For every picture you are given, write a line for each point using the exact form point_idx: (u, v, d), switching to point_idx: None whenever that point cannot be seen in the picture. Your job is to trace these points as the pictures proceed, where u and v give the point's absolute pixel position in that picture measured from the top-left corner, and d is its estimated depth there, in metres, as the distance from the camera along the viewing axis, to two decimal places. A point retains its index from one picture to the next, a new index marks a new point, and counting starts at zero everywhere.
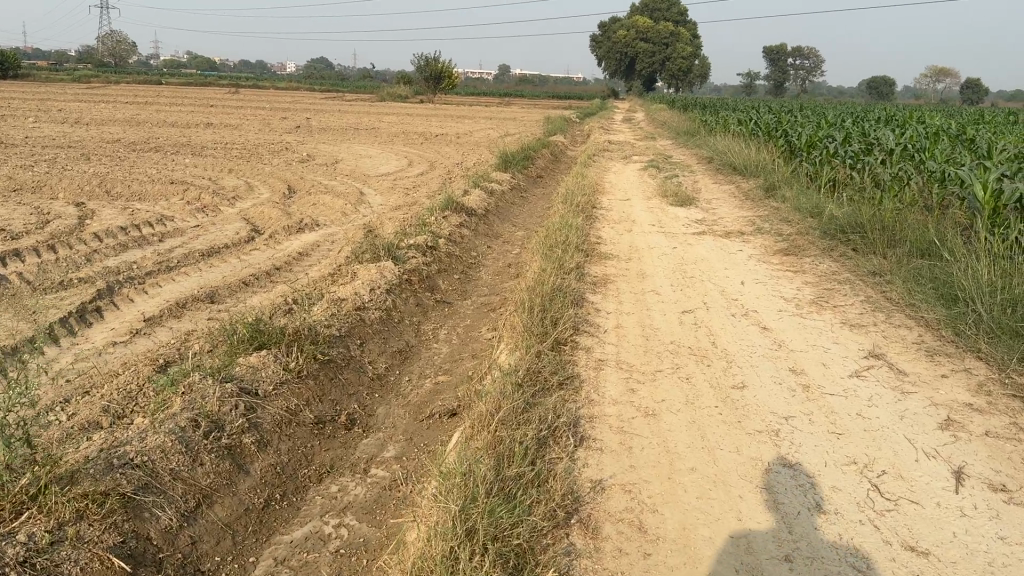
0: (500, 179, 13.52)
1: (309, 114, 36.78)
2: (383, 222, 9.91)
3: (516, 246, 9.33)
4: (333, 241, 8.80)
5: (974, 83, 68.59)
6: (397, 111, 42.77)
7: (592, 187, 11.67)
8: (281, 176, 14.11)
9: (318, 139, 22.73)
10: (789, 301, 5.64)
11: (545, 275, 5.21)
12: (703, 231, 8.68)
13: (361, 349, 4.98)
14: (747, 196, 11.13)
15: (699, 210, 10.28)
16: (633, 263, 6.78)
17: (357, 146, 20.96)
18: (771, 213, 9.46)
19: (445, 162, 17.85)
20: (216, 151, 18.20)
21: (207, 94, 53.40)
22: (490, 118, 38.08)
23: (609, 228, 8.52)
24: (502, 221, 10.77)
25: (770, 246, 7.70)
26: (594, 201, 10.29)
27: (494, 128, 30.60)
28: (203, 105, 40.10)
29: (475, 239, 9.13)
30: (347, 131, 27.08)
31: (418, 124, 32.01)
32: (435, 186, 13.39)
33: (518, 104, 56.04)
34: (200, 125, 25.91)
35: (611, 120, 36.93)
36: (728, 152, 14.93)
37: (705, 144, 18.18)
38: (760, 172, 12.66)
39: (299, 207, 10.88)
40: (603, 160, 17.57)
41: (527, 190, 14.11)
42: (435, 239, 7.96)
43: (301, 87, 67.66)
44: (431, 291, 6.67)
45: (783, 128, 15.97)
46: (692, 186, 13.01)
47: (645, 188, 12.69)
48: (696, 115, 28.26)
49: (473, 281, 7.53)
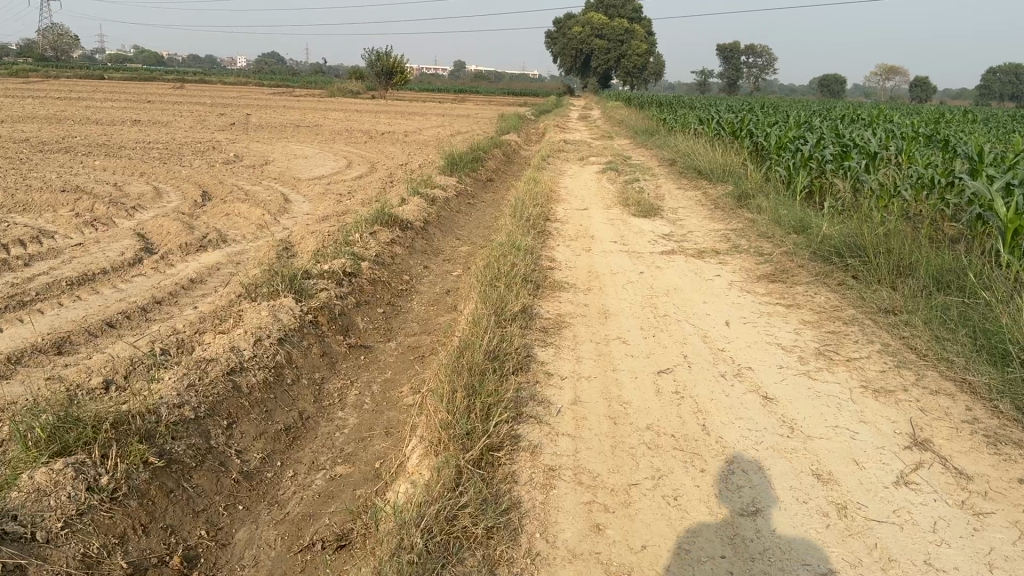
0: (444, 184, 12.24)
1: (251, 111, 34.96)
2: (303, 238, 8.55)
3: (457, 265, 8.07)
4: (238, 264, 7.43)
5: (922, 82, 69.30)
6: (346, 108, 41.14)
7: (545, 194, 10.47)
8: (200, 181, 12.64)
9: (252, 138, 21.17)
10: (789, 351, 4.48)
11: (480, 327, 3.96)
12: (673, 248, 7.53)
13: (225, 436, 3.68)
14: (716, 205, 10.04)
15: (666, 221, 9.14)
16: (595, 295, 5.58)
17: (295, 145, 19.47)
18: (747, 226, 8.37)
19: (387, 164, 16.47)
20: (135, 151, 16.57)
21: (145, 89, 51.04)
22: (441, 115, 36.68)
23: (564, 246, 7.31)
24: (443, 234, 9.51)
25: (753, 269, 6.56)
26: (547, 211, 9.10)
27: (445, 126, 29.29)
28: (140, 101, 37.95)
29: (409, 258, 7.85)
30: (288, 129, 25.50)
31: (365, 121, 30.53)
32: (372, 192, 12.07)
33: (472, 100, 54.73)
34: (127, 122, 24.11)
35: (566, 118, 35.85)
36: (692, 155, 13.87)
37: (666, 144, 17.13)
38: (729, 178, 11.62)
39: (210, 219, 9.47)
40: (558, 161, 16.41)
41: (476, 196, 12.87)
42: (357, 261, 6.66)
43: (248, 83, 65.33)
44: (344, 332, 5.39)
45: (749, 128, 14.96)
46: (656, 193, 11.90)
47: (604, 194, 11.54)
48: (654, 114, 27.31)
49: (402, 313, 6.25)
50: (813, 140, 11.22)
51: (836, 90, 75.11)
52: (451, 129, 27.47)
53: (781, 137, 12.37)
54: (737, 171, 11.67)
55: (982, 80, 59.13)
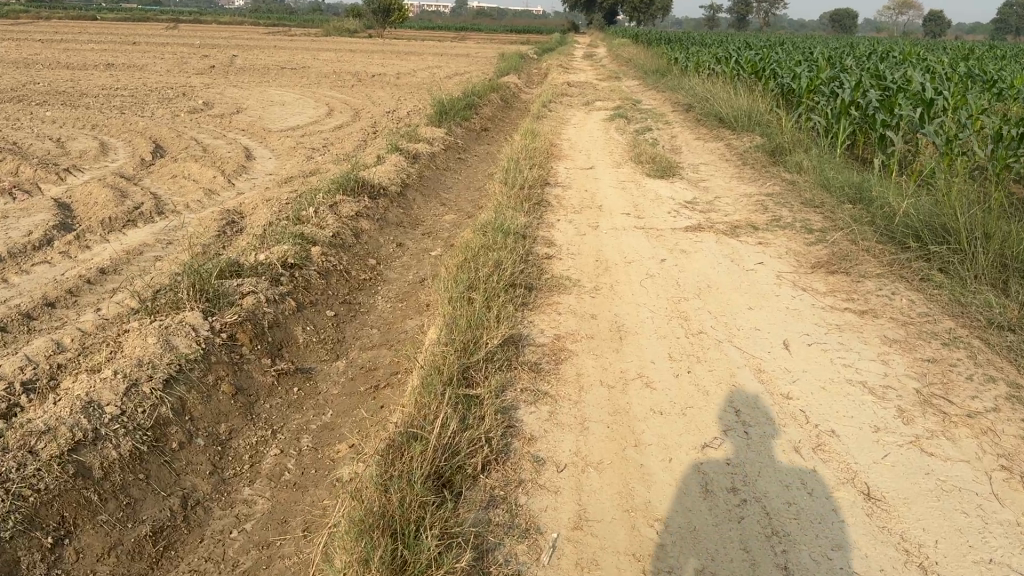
0: (431, 136, 10.81)
1: (239, 52, 33.06)
2: (256, 208, 7.21)
3: (440, 241, 6.72)
4: (168, 247, 6.08)
5: (940, 16, 66.49)
6: (339, 47, 39.15)
7: (546, 150, 9.05)
8: (158, 134, 11.19)
9: (230, 82, 19.60)
10: (879, 400, 3.17)
11: (435, 400, 2.67)
12: (699, 221, 6.17)
13: (45, 566, 2.44)
14: (744, 161, 8.64)
15: (687, 184, 7.76)
16: (605, 300, 4.27)
17: (275, 90, 17.90)
18: (784, 191, 7.00)
19: (373, 111, 14.96)
20: (96, 99, 15.03)
21: (131, 29, 48.85)
22: (439, 55, 34.79)
23: (566, 222, 5.96)
24: (426, 201, 8.16)
25: (804, 255, 5.21)
26: (547, 173, 7.71)
27: (441, 66, 27.56)
28: (124, 42, 36.04)
29: (379, 233, 6.53)
30: (272, 70, 23.82)
31: (356, 63, 28.71)
32: (350, 147, 10.65)
33: (471, 38, 52.47)
34: (99, 65, 22.44)
35: (571, 57, 34.02)
36: (710, 99, 12.39)
37: (679, 86, 15.58)
38: (755, 130, 10.20)
39: (151, 184, 8.07)
40: (560, 107, 14.90)
41: (468, 151, 11.44)
42: (307, 246, 5.33)
43: (242, 23, 62.79)
44: (275, 352, 4.09)
45: (773, 68, 13.38)
46: (672, 146, 10.48)
47: (613, 148, 10.13)
48: (664, 51, 25.51)
49: (361, 314, 4.95)
50: (852, 83, 9.75)
51: (850, 25, 72.42)
52: (447, 70, 25.79)
53: (812, 79, 10.88)
54: (764, 121, 10.25)
55: (1005, 15, 56.45)
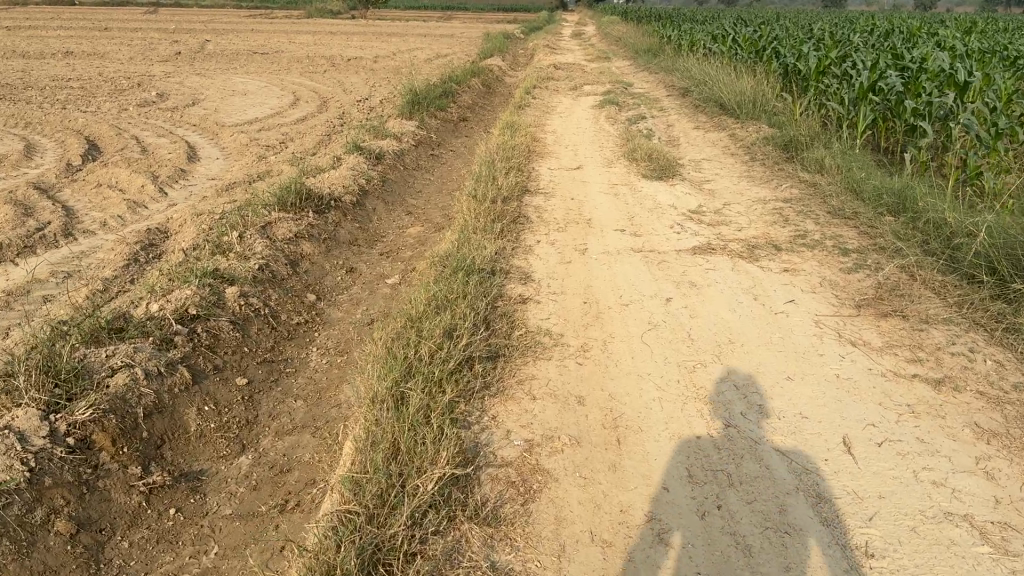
0: (401, 130, 9.72)
1: (212, 37, 31.57)
2: (184, 226, 6.12)
3: (400, 266, 5.65)
4: (63, 283, 4.97)
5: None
6: (317, 29, 37.71)
7: (526, 147, 7.97)
8: (96, 132, 10.00)
9: (194, 70, 18.33)
10: (1001, 555, 2.15)
11: None
12: (709, 239, 5.11)
13: None
14: (752, 157, 7.61)
15: (689, 187, 6.69)
16: (595, 368, 3.21)
17: (240, 78, 16.67)
18: (804, 196, 5.98)
19: (343, 101, 13.81)
20: (39, 91, 13.76)
21: (104, 14, 47.18)
22: (422, 36, 33.44)
23: (547, 245, 4.90)
24: (389, 211, 7.08)
25: (842, 289, 4.17)
26: (526, 177, 6.65)
27: (421, 49, 26.30)
28: (92, 29, 34.43)
29: (325, 257, 5.47)
30: (243, 56, 22.49)
31: (334, 46, 27.40)
32: (309, 145, 9.51)
33: (457, 18, 51.01)
34: (57, 54, 21.05)
35: (559, 36, 32.78)
36: (709, 83, 11.33)
37: (674, 68, 14.51)
38: (761, 120, 9.18)
39: (68, 196, 6.93)
40: (546, 92, 13.81)
41: (443, 146, 10.34)
42: (220, 286, 4.26)
43: (224, 5, 61.02)
44: (150, 455, 3.04)
45: (775, 46, 12.31)
46: (668, 137, 9.43)
47: (603, 140, 9.07)
48: (656, 30, 24.36)
49: (286, 377, 3.89)
50: (869, 64, 8.73)
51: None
52: (428, 53, 24.55)
53: (822, 59, 9.84)
54: (771, 110, 9.24)
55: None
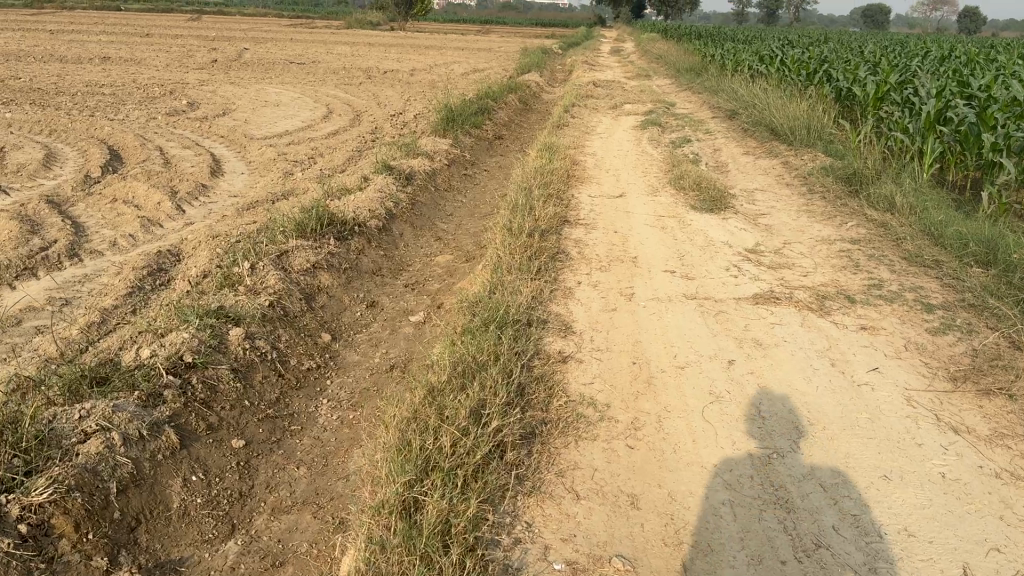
0: (434, 148, 9.30)
1: (251, 45, 31.64)
2: (198, 249, 5.71)
3: (426, 301, 5.18)
4: (59, 310, 4.58)
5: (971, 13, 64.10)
6: (356, 40, 37.72)
7: (566, 171, 7.49)
8: (120, 141, 9.69)
9: (228, 78, 18.13)
10: None
11: None
12: (770, 285, 4.58)
13: None
14: (810, 189, 7.06)
15: (743, 221, 6.15)
16: (651, 452, 2.72)
17: (273, 88, 16.41)
18: (873, 237, 5.43)
19: (376, 114, 13.46)
20: (70, 97, 13.55)
21: (146, 20, 47.69)
22: (460, 49, 33.23)
23: (590, 288, 4.41)
24: (418, 236, 6.63)
25: (932, 356, 3.62)
26: (566, 206, 6.16)
27: (459, 63, 26.00)
28: (135, 34, 34.66)
29: (345, 289, 5.02)
30: (278, 66, 22.31)
31: (371, 57, 27.20)
32: (338, 162, 9.12)
33: (495, 32, 50.85)
34: (94, 59, 21.02)
35: (598, 52, 32.39)
36: (758, 105, 10.80)
37: (719, 89, 13.98)
38: (816, 148, 8.64)
39: (80, 212, 6.57)
40: (585, 110, 13.34)
41: (477, 165, 9.90)
42: (224, 326, 3.81)
43: (265, 14, 61.55)
44: (119, 540, 2.58)
45: (828, 68, 11.75)
46: (716, 163, 8.90)
47: (646, 165, 8.57)
48: (698, 49, 23.84)
49: (291, 436, 3.42)
50: (934, 92, 8.17)
51: (882, 20, 70.05)
52: (465, 66, 24.25)
53: (881, 84, 9.28)
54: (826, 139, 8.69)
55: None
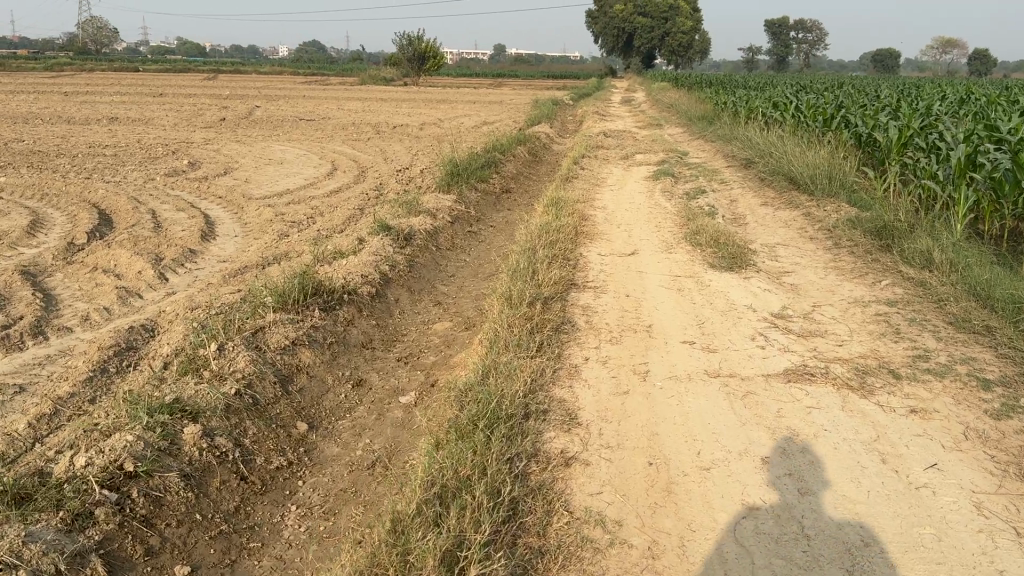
0: (437, 204, 8.93)
1: (264, 103, 31.86)
2: (175, 324, 5.29)
3: (419, 377, 4.69)
4: (10, 400, 4.14)
5: (981, 54, 64.11)
6: (368, 96, 38.02)
7: (574, 228, 7.04)
8: (113, 205, 9.39)
9: (236, 137, 18.03)
10: None
11: None
12: (802, 358, 4.06)
13: None
14: (836, 243, 6.58)
15: (767, 280, 5.65)
16: None
17: (280, 146, 16.24)
18: (911, 298, 4.92)
19: (382, 170, 13.18)
20: (72, 159, 13.38)
21: (164, 80, 48.49)
22: (471, 102, 33.29)
23: (598, 364, 3.92)
24: (415, 301, 6.17)
25: (999, 447, 3.08)
26: (573, 267, 5.69)
27: (469, 116, 25.94)
28: (151, 95, 35.06)
29: (329, 367, 4.56)
30: (288, 123, 22.29)
31: (382, 112, 27.22)
32: (336, 222, 8.74)
33: (507, 84, 51.32)
34: (104, 121, 21.06)
35: (609, 102, 32.37)
36: (774, 153, 10.40)
37: (733, 136, 13.64)
38: (839, 198, 8.19)
39: (57, 283, 6.19)
40: (595, 162, 13.01)
41: (483, 220, 9.51)
42: (178, 423, 3.34)
43: (281, 72, 62.64)
44: None
45: (846, 113, 11.36)
46: (733, 215, 8.46)
47: (659, 218, 8.14)
48: (710, 96, 23.67)
49: (248, 556, 2.93)
50: (962, 137, 7.72)
51: (893, 64, 70.15)
52: (475, 119, 24.13)
53: (904, 129, 8.85)
54: (850, 187, 8.24)
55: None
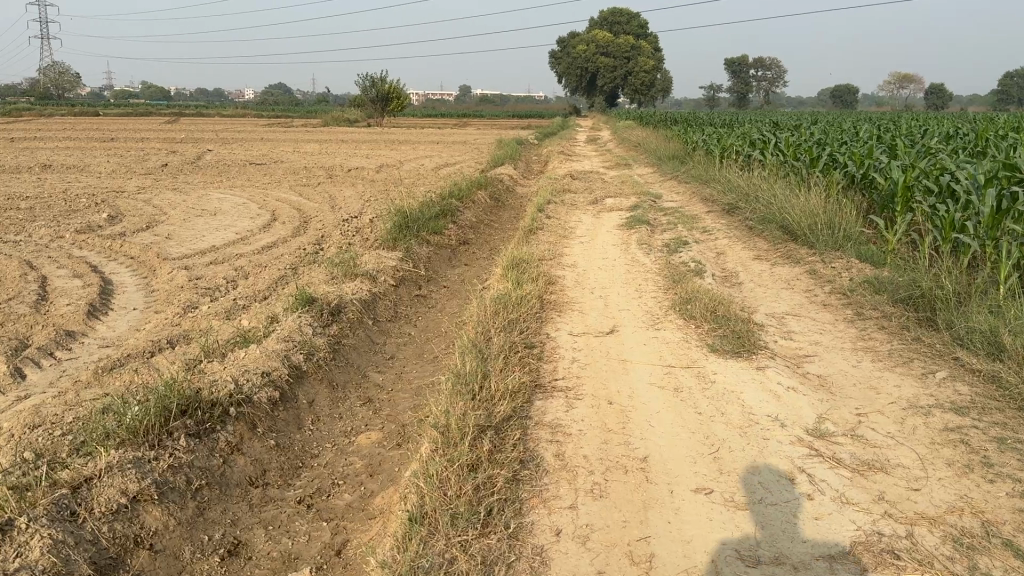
0: (380, 263, 7.64)
1: (215, 146, 30.45)
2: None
3: (323, 536, 3.35)
4: None
5: (937, 89, 65.01)
6: (326, 137, 36.86)
7: (540, 296, 5.77)
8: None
9: (174, 184, 16.61)
10: None
11: None
12: (870, 519, 2.81)
13: None
14: (858, 314, 5.40)
15: (786, 369, 4.41)
16: None
17: (219, 194, 14.87)
18: (985, 403, 3.73)
19: (327, 220, 11.85)
20: None
21: (115, 124, 46.89)
22: (433, 142, 32.21)
23: (576, 540, 2.62)
24: (337, 399, 4.82)
25: None
26: (538, 357, 4.40)
27: (430, 157, 24.81)
28: (97, 139, 33.46)
29: (190, 530, 3.20)
30: (236, 167, 20.90)
31: (339, 155, 26.00)
32: (259, 288, 7.39)
33: (472, 124, 50.56)
34: (33, 168, 19.49)
35: (574, 141, 31.53)
36: (761, 197, 9.31)
37: (711, 178, 12.60)
38: (847, 253, 7.08)
39: None
40: (563, 208, 11.84)
41: (435, 280, 8.24)
42: None
43: (240, 114, 61.34)
44: None
45: (834, 151, 10.36)
46: (725, 273, 7.28)
47: (640, 278, 6.92)
48: (678, 134, 22.86)
49: None
50: (987, 180, 6.67)
51: (851, 99, 70.74)
52: (438, 161, 23.02)
53: (910, 170, 7.81)
54: (857, 240, 7.14)
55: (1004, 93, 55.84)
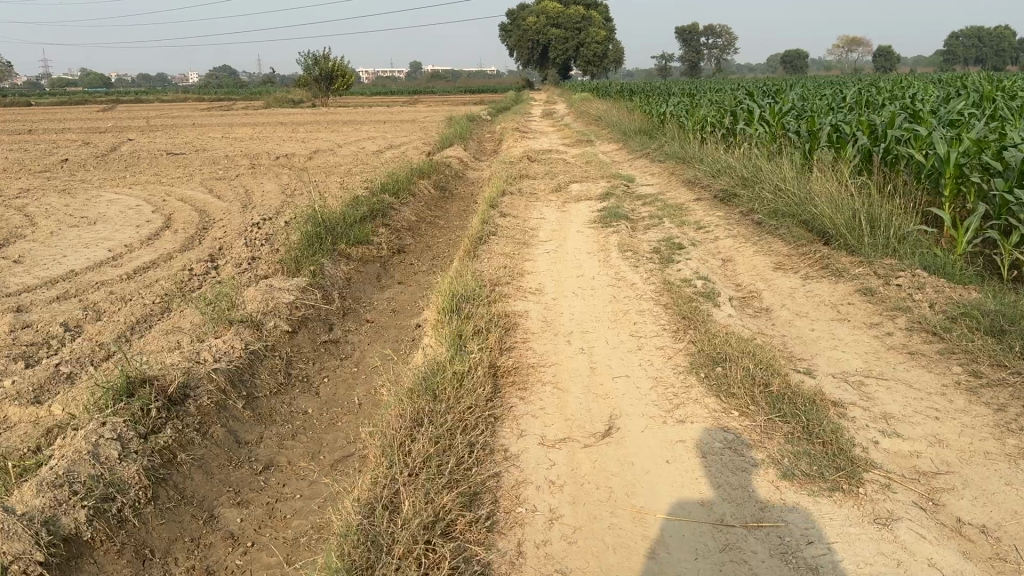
0: (273, 296, 5.56)
1: (140, 136, 27.67)
2: None
3: None
4: None
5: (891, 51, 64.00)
6: (263, 121, 34.27)
7: (490, 365, 3.78)
8: None
9: (68, 184, 14.22)
10: None
11: None
12: None
13: None
14: (980, 378, 3.51)
15: (925, 521, 2.51)
16: None
17: (115, 194, 12.56)
18: None
19: (234, 225, 9.68)
20: None
21: (36, 112, 43.55)
22: (378, 123, 29.91)
23: None
24: None
25: None
26: (484, 526, 2.45)
27: (374, 139, 22.57)
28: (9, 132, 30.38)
29: None
30: (151, 160, 18.48)
31: (273, 140, 23.62)
32: (102, 343, 5.28)
33: (421, 101, 48.16)
34: None
35: (530, 116, 29.46)
36: (766, 182, 7.43)
37: (690, 157, 10.72)
38: (904, 262, 5.23)
39: None
40: (520, 200, 9.83)
41: (355, 312, 6.19)
42: None
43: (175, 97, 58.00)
44: None
45: (842, 118, 8.52)
46: (743, 293, 5.38)
47: (632, 308, 4.96)
48: (641, 104, 20.94)
49: None
50: None
51: (805, 64, 69.68)
52: (381, 143, 20.79)
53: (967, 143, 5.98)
54: (915, 245, 5.32)
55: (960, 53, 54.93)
